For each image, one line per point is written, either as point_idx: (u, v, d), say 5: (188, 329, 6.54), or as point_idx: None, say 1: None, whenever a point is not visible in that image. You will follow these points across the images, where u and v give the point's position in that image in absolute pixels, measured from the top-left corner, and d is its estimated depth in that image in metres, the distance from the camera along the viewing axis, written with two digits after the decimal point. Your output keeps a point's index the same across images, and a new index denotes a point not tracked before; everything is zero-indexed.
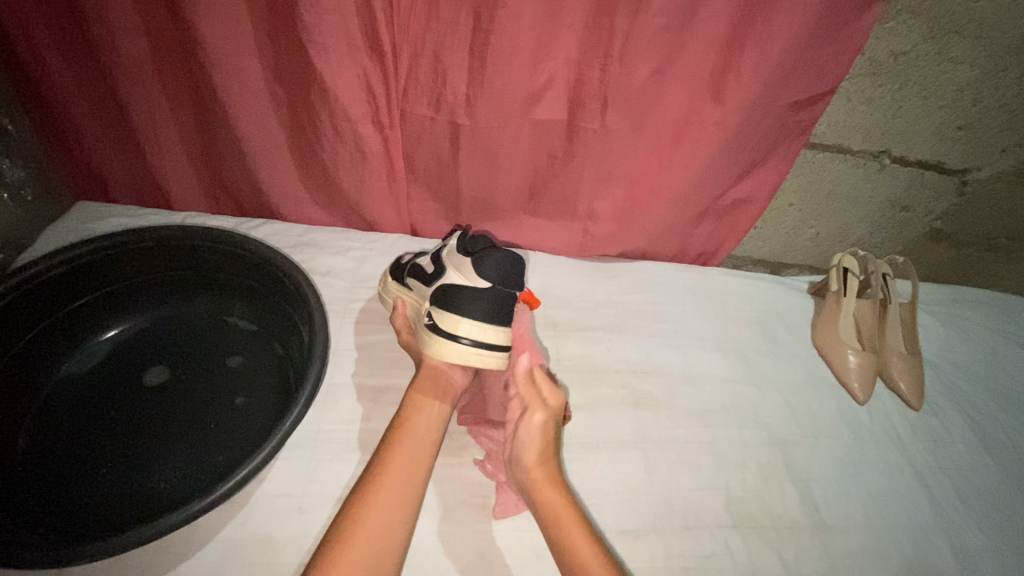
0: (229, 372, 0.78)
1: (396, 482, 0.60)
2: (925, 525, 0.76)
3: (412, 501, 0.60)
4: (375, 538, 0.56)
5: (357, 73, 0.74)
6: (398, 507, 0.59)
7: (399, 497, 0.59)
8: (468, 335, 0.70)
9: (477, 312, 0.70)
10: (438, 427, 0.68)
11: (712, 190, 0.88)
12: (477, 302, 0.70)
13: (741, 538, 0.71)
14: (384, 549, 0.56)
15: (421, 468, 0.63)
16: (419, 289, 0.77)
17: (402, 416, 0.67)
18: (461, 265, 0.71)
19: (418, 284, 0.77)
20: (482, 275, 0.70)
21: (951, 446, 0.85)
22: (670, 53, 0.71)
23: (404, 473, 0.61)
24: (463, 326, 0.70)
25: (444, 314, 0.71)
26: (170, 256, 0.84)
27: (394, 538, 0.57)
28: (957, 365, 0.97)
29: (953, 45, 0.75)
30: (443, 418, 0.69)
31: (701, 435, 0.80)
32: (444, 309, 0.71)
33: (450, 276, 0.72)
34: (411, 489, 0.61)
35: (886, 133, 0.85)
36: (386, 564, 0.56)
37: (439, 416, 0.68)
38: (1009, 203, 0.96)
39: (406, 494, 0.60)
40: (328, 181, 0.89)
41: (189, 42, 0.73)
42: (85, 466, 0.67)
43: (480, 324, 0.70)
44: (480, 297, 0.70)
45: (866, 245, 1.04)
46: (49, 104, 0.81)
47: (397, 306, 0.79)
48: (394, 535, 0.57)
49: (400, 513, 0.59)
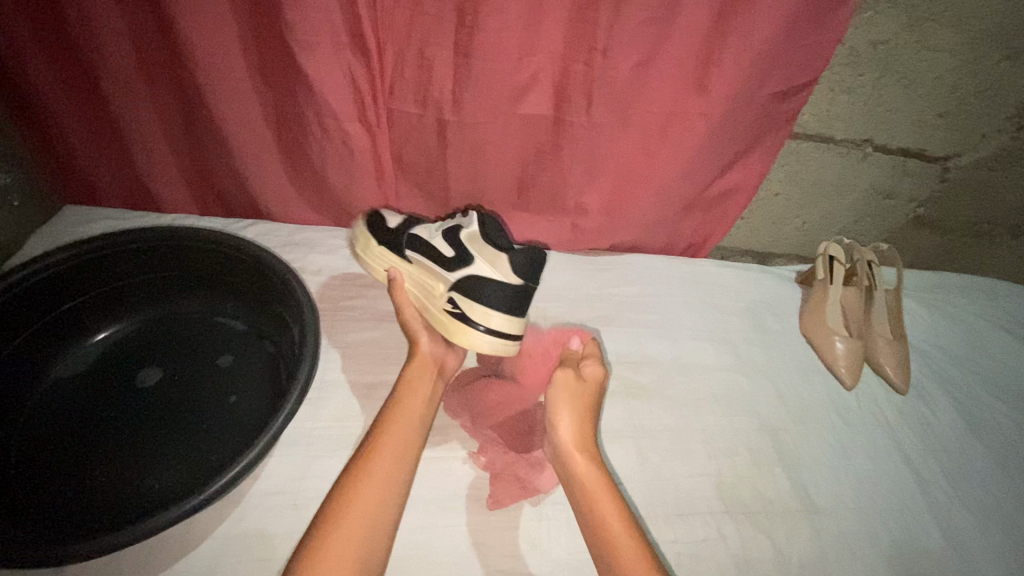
0: (221, 371, 0.78)
1: (382, 478, 0.60)
2: (913, 506, 0.78)
3: (403, 476, 0.62)
4: (359, 538, 0.56)
5: (343, 71, 0.74)
6: (388, 485, 0.60)
7: (388, 475, 0.61)
8: (496, 327, 0.74)
9: (506, 306, 0.74)
10: (422, 421, 0.68)
11: (699, 181, 0.88)
12: (507, 299, 0.73)
13: (733, 522, 0.72)
14: (368, 548, 0.56)
15: (405, 470, 0.62)
16: (430, 269, 0.77)
17: (385, 415, 0.66)
18: (491, 257, 0.73)
19: (428, 265, 0.77)
20: (517, 272, 0.72)
21: (938, 428, 0.87)
22: (654, 45, 0.71)
23: (388, 473, 0.61)
24: (492, 318, 0.74)
25: (474, 306, 0.73)
26: (159, 258, 0.83)
27: (386, 514, 0.58)
28: (942, 349, 0.98)
29: (931, 33, 0.76)
30: (425, 421, 0.68)
31: (692, 424, 0.81)
32: (474, 302, 0.73)
33: (481, 269, 0.73)
34: (394, 487, 0.60)
35: (868, 122, 0.86)
36: (375, 537, 0.57)
37: (426, 405, 0.69)
38: (990, 188, 0.98)
39: (388, 495, 0.59)
40: (317, 180, 0.89)
41: (175, 44, 0.73)
42: (81, 464, 0.68)
43: (508, 318, 0.74)
44: (510, 295, 0.73)
45: (852, 233, 1.05)
46: (33, 109, 0.81)
47: (393, 280, 0.79)
48: (377, 535, 0.57)
49: (384, 511, 0.58)
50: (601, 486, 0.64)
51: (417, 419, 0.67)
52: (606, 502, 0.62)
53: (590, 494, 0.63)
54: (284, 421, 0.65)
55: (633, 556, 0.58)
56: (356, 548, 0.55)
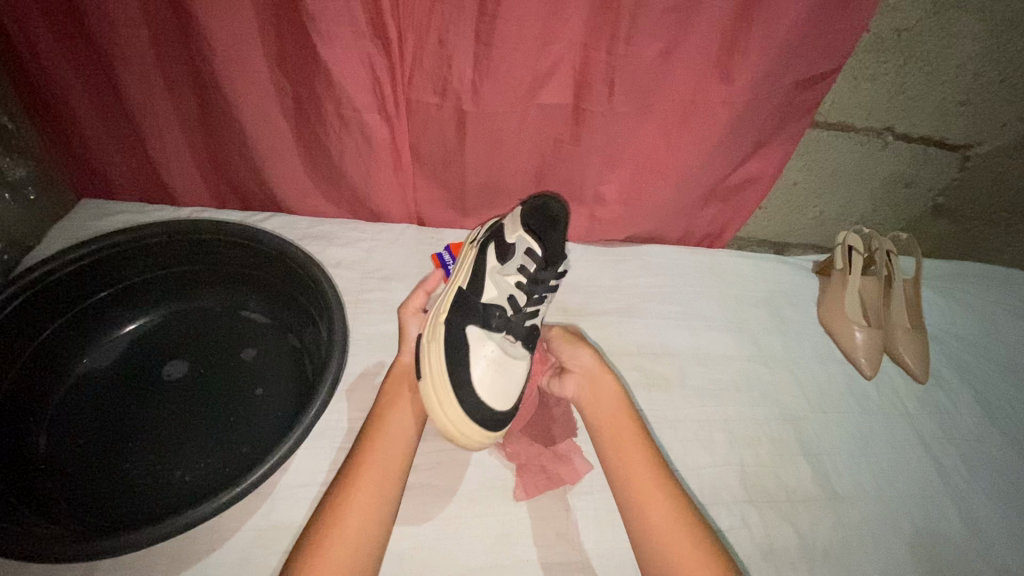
0: (244, 365, 0.78)
1: (375, 478, 0.59)
2: (935, 494, 0.78)
3: (398, 476, 0.60)
4: (352, 541, 0.54)
5: (362, 61, 0.73)
6: (383, 484, 0.59)
7: (383, 476, 0.59)
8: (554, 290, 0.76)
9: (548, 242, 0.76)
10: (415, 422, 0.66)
11: (718, 171, 0.88)
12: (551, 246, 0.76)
13: (756, 511, 0.72)
14: (364, 545, 0.55)
15: (399, 467, 0.61)
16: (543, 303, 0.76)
17: (374, 419, 0.64)
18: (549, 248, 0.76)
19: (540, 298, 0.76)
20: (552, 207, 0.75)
21: (957, 417, 0.87)
22: (677, 33, 0.71)
23: (382, 471, 0.59)
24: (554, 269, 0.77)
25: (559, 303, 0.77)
26: (180, 252, 0.83)
27: (382, 513, 0.57)
28: (961, 338, 0.98)
29: (956, 20, 0.75)
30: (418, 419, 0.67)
31: (713, 414, 0.81)
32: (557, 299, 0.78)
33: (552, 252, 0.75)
34: (389, 487, 0.59)
35: (890, 110, 0.86)
36: (370, 538, 0.56)
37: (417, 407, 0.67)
38: (1009, 176, 0.97)
39: (382, 495, 0.58)
40: (335, 172, 0.89)
41: (193, 36, 0.73)
42: (109, 459, 0.68)
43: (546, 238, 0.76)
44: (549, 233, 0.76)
45: (869, 222, 1.05)
46: (48, 101, 0.80)
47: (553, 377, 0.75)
48: (368, 541, 0.55)
49: (378, 512, 0.57)
50: (631, 429, 0.65)
51: (408, 419, 0.65)
52: (635, 444, 0.64)
53: (618, 438, 0.65)
54: (316, 413, 0.65)
55: (655, 493, 0.60)
56: (352, 549, 0.54)
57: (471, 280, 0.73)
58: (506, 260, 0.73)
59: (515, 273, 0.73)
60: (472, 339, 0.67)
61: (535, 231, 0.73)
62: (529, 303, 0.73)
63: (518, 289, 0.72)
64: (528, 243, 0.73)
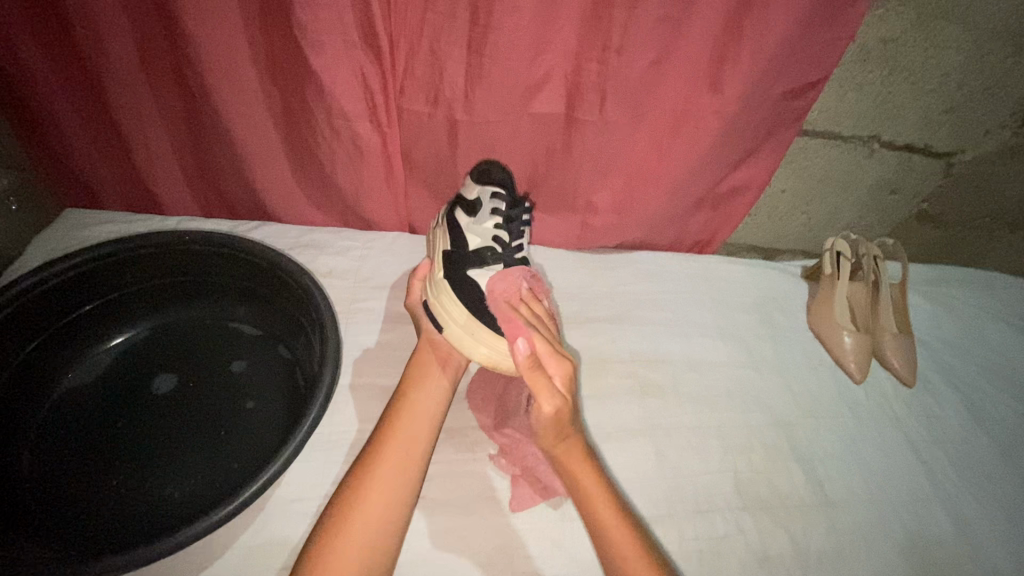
0: (234, 378, 0.77)
1: (390, 471, 0.59)
2: (923, 497, 0.79)
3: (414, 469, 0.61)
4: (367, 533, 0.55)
5: (353, 70, 0.73)
6: (399, 478, 0.59)
7: (399, 469, 0.60)
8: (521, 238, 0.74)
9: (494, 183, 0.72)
10: (435, 413, 0.67)
11: (710, 179, 0.89)
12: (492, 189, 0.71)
13: (751, 518, 0.73)
14: (381, 539, 0.56)
15: (400, 509, 0.58)
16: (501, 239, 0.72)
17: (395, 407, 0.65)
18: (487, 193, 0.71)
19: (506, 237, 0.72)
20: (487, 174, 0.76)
21: (943, 420, 0.88)
22: (669, 42, 0.71)
23: (398, 468, 0.60)
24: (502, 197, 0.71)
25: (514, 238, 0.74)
26: (169, 262, 0.81)
27: (399, 504, 0.58)
28: (945, 342, 1.00)
29: (940, 30, 0.77)
30: (434, 418, 0.66)
31: (707, 420, 0.82)
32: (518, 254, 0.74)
33: (483, 191, 0.71)
34: (406, 481, 0.59)
35: (876, 119, 0.87)
36: (387, 529, 0.56)
37: (438, 395, 0.68)
38: (991, 183, 0.99)
39: (396, 489, 0.58)
40: (325, 181, 0.88)
41: (182, 45, 0.72)
42: (96, 475, 0.66)
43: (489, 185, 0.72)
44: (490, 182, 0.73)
45: (856, 228, 1.06)
46: (30, 108, 0.78)
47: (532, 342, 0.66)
48: (385, 533, 0.56)
49: (396, 503, 0.58)
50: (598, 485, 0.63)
51: (427, 406, 0.66)
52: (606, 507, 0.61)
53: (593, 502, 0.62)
54: (310, 428, 0.64)
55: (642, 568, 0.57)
56: (367, 540, 0.55)
57: (452, 240, 0.73)
58: (475, 211, 0.72)
59: (490, 222, 0.71)
60: (479, 280, 0.71)
61: (490, 180, 0.72)
62: (514, 239, 0.73)
63: (499, 230, 0.71)
64: (491, 191, 0.71)
